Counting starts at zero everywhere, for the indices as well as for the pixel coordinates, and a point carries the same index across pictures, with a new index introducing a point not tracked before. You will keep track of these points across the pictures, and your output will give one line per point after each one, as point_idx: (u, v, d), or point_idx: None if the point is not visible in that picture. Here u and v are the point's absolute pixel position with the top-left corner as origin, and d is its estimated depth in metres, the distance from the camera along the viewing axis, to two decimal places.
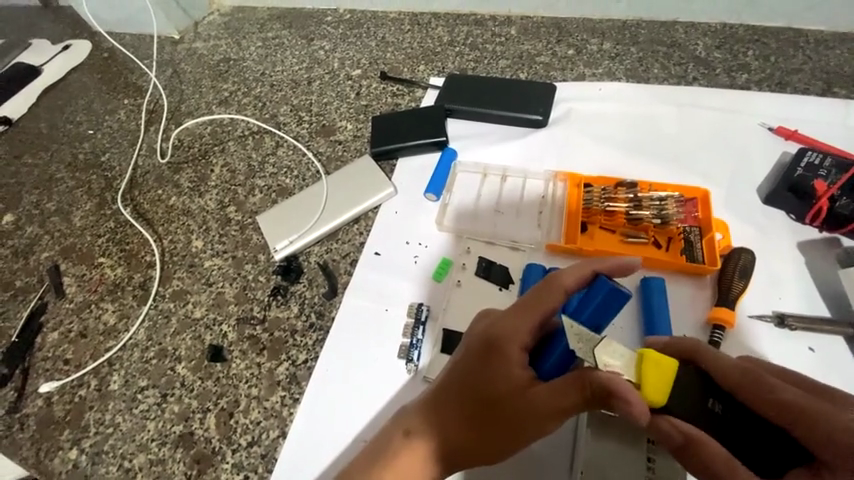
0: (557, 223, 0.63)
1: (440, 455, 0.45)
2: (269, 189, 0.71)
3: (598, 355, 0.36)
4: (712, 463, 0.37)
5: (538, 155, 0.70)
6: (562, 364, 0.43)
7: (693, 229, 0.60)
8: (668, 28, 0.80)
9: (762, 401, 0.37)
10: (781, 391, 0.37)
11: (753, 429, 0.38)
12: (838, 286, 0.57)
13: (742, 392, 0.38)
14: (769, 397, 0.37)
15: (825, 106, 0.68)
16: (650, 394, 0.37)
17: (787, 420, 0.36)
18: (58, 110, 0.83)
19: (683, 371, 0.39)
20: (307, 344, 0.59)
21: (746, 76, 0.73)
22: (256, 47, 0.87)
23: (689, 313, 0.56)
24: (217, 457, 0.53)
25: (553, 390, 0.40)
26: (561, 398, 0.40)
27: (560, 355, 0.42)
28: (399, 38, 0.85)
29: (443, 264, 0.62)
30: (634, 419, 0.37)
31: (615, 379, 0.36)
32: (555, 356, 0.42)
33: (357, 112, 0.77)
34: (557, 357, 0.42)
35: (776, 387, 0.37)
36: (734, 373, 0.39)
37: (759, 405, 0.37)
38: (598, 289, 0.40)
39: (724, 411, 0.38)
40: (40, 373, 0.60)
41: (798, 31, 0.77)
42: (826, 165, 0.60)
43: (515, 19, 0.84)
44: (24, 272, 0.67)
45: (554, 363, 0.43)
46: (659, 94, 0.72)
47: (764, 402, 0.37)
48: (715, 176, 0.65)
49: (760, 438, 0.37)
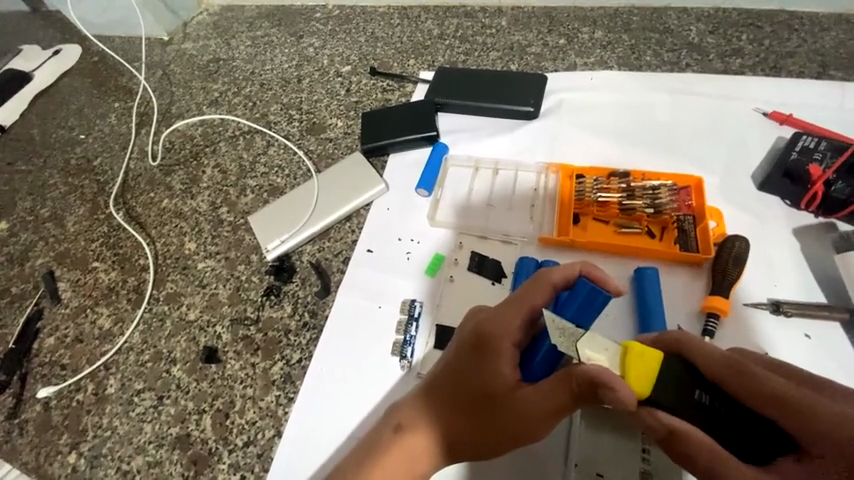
0: (549, 216, 0.63)
1: (427, 452, 0.45)
2: (261, 189, 0.70)
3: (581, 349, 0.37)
4: (695, 454, 0.36)
5: (529, 148, 0.69)
6: (550, 361, 0.42)
7: (687, 217, 0.60)
8: (661, 14, 0.79)
9: (747, 390, 0.37)
10: (767, 381, 0.36)
11: (741, 421, 0.37)
12: (834, 273, 0.56)
13: (728, 383, 0.37)
14: (754, 385, 0.36)
15: (820, 89, 0.67)
16: (635, 385, 0.37)
17: (775, 409, 0.36)
18: (49, 116, 0.83)
19: (670, 360, 0.38)
20: (300, 344, 0.59)
21: (740, 61, 0.72)
22: (246, 46, 0.86)
23: (684, 303, 0.56)
24: (213, 458, 0.54)
25: (540, 397, 0.40)
26: (547, 405, 0.40)
27: (545, 355, 0.42)
28: (389, 33, 0.84)
29: (436, 260, 0.61)
30: (623, 407, 0.36)
31: (599, 371, 0.36)
32: (541, 356, 0.42)
33: (348, 108, 0.76)
34: (544, 353, 0.42)
35: (763, 376, 0.37)
36: (720, 364, 0.38)
37: (744, 394, 0.37)
38: (581, 287, 0.42)
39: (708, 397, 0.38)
40: (38, 379, 0.60)
41: (792, 14, 0.76)
42: (821, 148, 0.59)
43: (505, 10, 0.83)
44: (20, 278, 0.68)
45: (542, 359, 0.42)
46: (651, 81, 0.71)
47: (749, 391, 0.36)
48: (708, 163, 0.65)
49: (749, 430, 0.37)
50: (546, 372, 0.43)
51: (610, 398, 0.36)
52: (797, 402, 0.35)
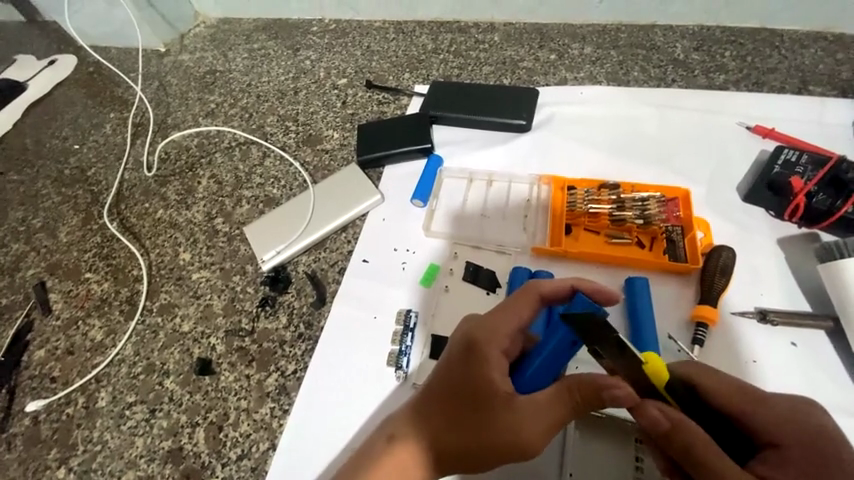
0: (542, 226, 0.64)
1: (419, 465, 0.45)
2: (257, 200, 0.71)
3: (597, 343, 0.39)
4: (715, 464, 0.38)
5: (522, 160, 0.70)
6: (540, 377, 0.47)
7: (675, 228, 0.61)
8: (647, 31, 0.81)
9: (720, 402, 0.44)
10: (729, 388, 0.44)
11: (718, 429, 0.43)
12: (817, 283, 0.58)
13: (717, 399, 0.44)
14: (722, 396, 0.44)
15: (800, 104, 0.70)
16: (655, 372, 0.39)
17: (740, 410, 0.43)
18: (43, 126, 0.83)
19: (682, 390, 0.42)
20: (295, 355, 0.59)
21: (724, 77, 0.75)
22: (243, 58, 0.87)
23: (674, 313, 0.57)
24: (206, 471, 0.54)
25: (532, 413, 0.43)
26: (540, 418, 0.42)
27: (536, 371, 0.46)
28: (384, 47, 0.85)
29: (431, 270, 0.62)
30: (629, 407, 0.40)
31: (631, 354, 0.38)
32: (531, 373, 0.46)
33: (343, 121, 0.77)
34: (534, 370, 0.46)
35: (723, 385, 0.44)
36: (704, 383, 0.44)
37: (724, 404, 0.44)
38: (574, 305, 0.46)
39: (687, 395, 0.42)
40: (27, 392, 0.60)
41: (774, 32, 0.78)
42: (802, 161, 0.61)
43: (497, 26, 0.85)
44: (9, 290, 0.67)
45: (531, 376, 0.46)
46: (638, 96, 0.73)
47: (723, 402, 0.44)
48: (695, 176, 0.66)
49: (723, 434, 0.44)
50: (535, 386, 0.47)
51: (623, 392, 0.40)
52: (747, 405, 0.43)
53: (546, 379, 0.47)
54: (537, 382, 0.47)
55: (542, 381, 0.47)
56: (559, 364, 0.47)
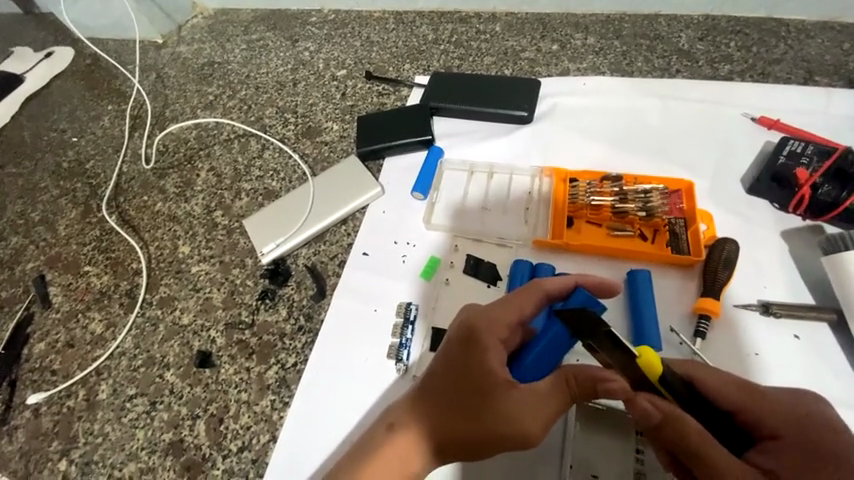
0: (544, 218, 0.64)
1: (418, 454, 0.45)
2: (256, 192, 0.71)
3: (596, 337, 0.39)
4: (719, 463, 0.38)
5: (523, 152, 0.70)
6: (536, 370, 0.46)
7: (678, 220, 0.61)
8: (651, 21, 0.79)
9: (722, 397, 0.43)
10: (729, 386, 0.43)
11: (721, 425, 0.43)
12: (821, 275, 0.57)
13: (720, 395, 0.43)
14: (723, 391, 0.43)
15: (805, 95, 0.69)
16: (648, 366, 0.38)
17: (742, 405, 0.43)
18: (41, 118, 0.82)
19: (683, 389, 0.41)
20: (295, 347, 0.59)
21: (729, 68, 0.74)
22: (241, 50, 0.87)
23: (676, 306, 0.56)
24: (207, 464, 0.53)
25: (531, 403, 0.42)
26: (539, 410, 0.42)
27: (532, 364, 0.46)
28: (384, 38, 0.84)
29: (432, 263, 0.62)
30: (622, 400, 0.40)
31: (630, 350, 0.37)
32: (527, 365, 0.46)
33: (343, 112, 0.77)
34: (531, 362, 0.46)
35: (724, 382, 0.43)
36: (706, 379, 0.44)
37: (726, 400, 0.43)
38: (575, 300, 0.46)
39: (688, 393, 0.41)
40: (28, 385, 0.60)
41: (780, 21, 0.77)
42: (807, 152, 0.60)
43: (498, 16, 0.84)
44: (9, 283, 0.67)
45: (529, 368, 0.46)
46: (640, 86, 0.72)
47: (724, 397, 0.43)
48: (698, 168, 0.66)
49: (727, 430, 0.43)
50: (530, 377, 0.47)
51: (618, 385, 0.40)
52: (749, 401, 0.43)
53: (542, 373, 0.47)
54: (533, 374, 0.47)
55: (537, 374, 0.47)
56: (556, 357, 0.47)
